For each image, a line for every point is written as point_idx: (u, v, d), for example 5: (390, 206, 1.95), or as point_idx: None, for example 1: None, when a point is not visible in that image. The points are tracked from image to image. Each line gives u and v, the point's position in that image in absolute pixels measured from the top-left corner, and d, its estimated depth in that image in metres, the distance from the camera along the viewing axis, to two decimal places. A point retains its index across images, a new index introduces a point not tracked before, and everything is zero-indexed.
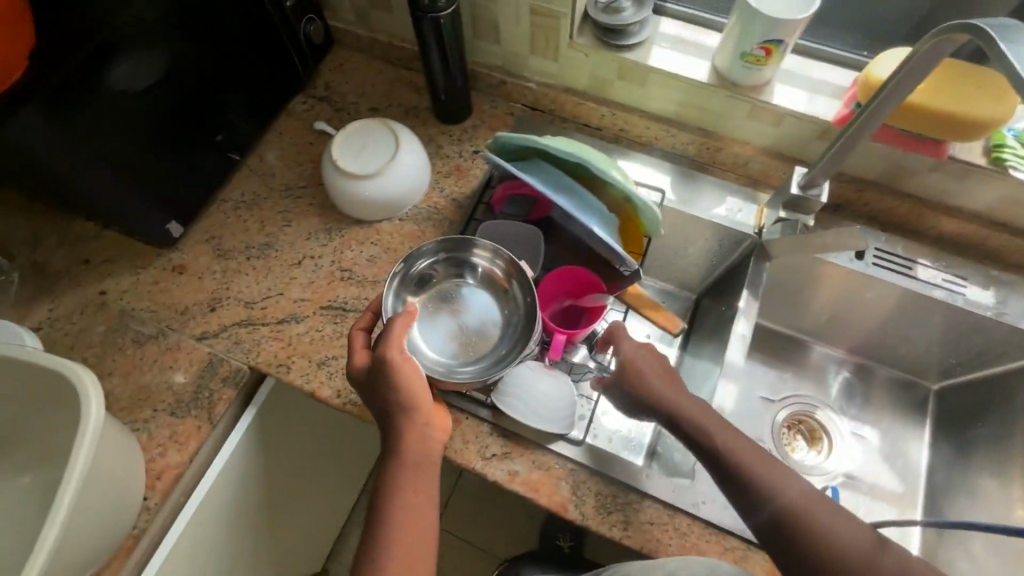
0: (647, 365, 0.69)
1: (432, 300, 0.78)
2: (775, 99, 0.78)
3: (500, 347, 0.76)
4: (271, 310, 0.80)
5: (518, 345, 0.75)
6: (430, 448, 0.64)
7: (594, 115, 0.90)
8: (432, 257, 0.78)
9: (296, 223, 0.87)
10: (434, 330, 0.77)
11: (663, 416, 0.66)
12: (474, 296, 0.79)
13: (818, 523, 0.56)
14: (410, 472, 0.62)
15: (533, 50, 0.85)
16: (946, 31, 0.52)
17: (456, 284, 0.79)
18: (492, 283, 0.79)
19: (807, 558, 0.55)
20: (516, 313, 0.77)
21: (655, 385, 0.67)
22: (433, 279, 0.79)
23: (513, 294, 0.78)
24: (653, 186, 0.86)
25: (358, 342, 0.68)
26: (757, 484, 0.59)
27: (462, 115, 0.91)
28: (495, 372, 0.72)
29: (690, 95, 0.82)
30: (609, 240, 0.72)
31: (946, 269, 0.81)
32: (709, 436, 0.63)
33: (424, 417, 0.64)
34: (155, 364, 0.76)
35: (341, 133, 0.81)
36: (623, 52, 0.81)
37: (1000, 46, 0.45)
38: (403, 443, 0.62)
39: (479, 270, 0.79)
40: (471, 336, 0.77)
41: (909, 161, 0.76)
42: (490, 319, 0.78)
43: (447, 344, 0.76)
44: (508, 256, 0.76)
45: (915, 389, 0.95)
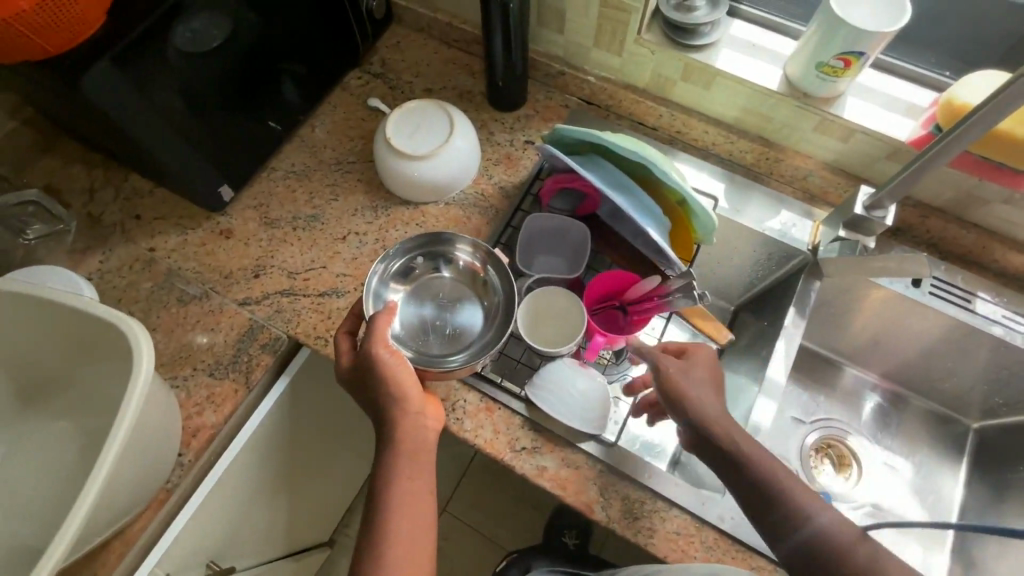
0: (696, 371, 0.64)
1: (413, 295, 0.77)
2: (845, 113, 0.75)
3: (483, 336, 0.74)
4: (313, 282, 0.80)
5: (499, 329, 0.73)
6: (424, 437, 0.63)
7: (651, 114, 0.87)
8: (407, 253, 0.77)
9: (343, 197, 0.87)
10: (416, 323, 0.75)
11: (697, 424, 0.61)
12: (452, 290, 0.78)
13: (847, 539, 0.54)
14: (407, 458, 0.61)
15: (598, 43, 0.84)
16: None
17: (436, 279, 0.78)
18: (472, 277, 0.78)
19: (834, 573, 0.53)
20: (497, 301, 0.76)
21: (699, 395, 0.62)
22: (412, 274, 0.78)
23: (490, 281, 0.76)
24: (705, 192, 0.83)
25: (343, 345, 0.67)
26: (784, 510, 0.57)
27: (516, 103, 0.90)
28: (482, 356, 0.70)
29: (754, 103, 0.79)
30: (662, 243, 0.72)
31: (1006, 305, 0.78)
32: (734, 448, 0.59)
33: (415, 407, 0.63)
34: (198, 324, 0.78)
35: (397, 112, 0.81)
36: (691, 52, 0.79)
37: None
38: (398, 431, 0.62)
39: (459, 264, 0.78)
40: (453, 329, 0.75)
41: (982, 190, 0.73)
42: (472, 313, 0.76)
43: (429, 337, 0.74)
44: (484, 246, 0.76)
45: (954, 424, 0.92)
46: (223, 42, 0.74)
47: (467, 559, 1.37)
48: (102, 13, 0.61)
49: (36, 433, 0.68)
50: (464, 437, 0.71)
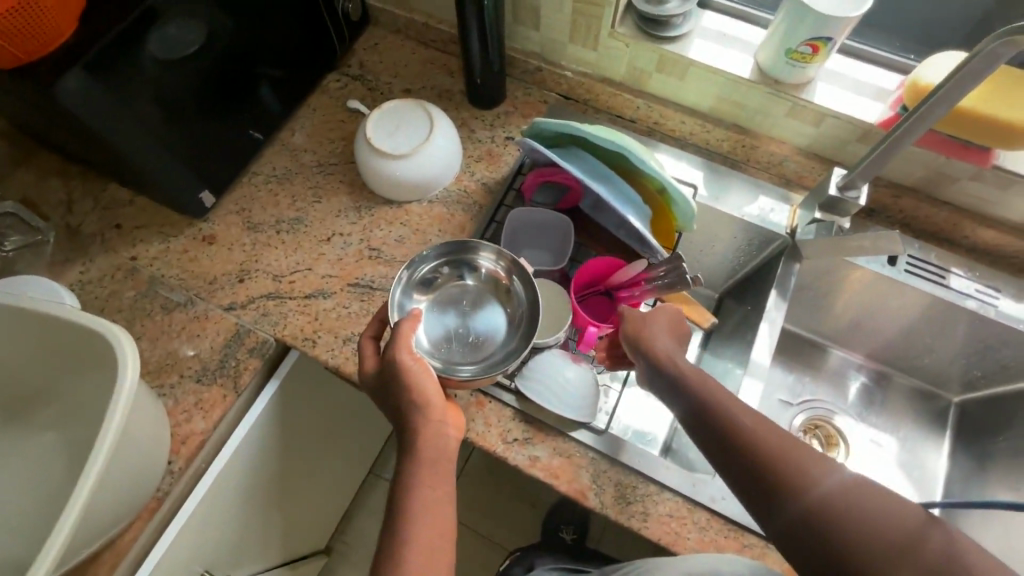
0: (658, 327, 0.66)
1: (437, 303, 0.77)
2: (816, 98, 0.77)
3: (506, 346, 0.73)
4: (299, 285, 0.80)
5: (520, 340, 0.72)
6: (445, 446, 0.61)
7: (628, 107, 0.89)
8: (433, 261, 0.76)
9: (326, 199, 0.87)
10: (440, 331, 0.75)
11: (672, 382, 0.60)
12: (477, 298, 0.77)
13: (846, 502, 0.48)
14: (426, 467, 0.60)
15: (572, 38, 0.85)
16: (1010, 34, 0.51)
17: (460, 286, 0.78)
18: (496, 285, 0.77)
19: (831, 541, 0.47)
20: (519, 310, 0.75)
21: (666, 347, 0.63)
22: (436, 281, 0.77)
23: (514, 290, 0.76)
24: (684, 181, 0.85)
25: (367, 350, 0.68)
26: (771, 471, 0.52)
27: (496, 100, 0.91)
28: (500, 368, 0.69)
29: (728, 92, 0.81)
30: (644, 231, 0.73)
31: (978, 279, 0.80)
32: (710, 406, 0.57)
33: (438, 414, 0.62)
34: (183, 332, 0.77)
35: (377, 113, 0.81)
36: (664, 43, 0.80)
37: None
38: (422, 441, 0.61)
39: (483, 271, 0.77)
40: (477, 337, 0.75)
41: (951, 168, 0.75)
42: (495, 322, 0.76)
43: (452, 346, 0.74)
44: (509, 254, 0.75)
45: (936, 399, 0.94)
46: (200, 49, 0.74)
47: (466, 559, 1.36)
48: (74, 20, 0.60)
49: (19, 447, 0.67)
50: None
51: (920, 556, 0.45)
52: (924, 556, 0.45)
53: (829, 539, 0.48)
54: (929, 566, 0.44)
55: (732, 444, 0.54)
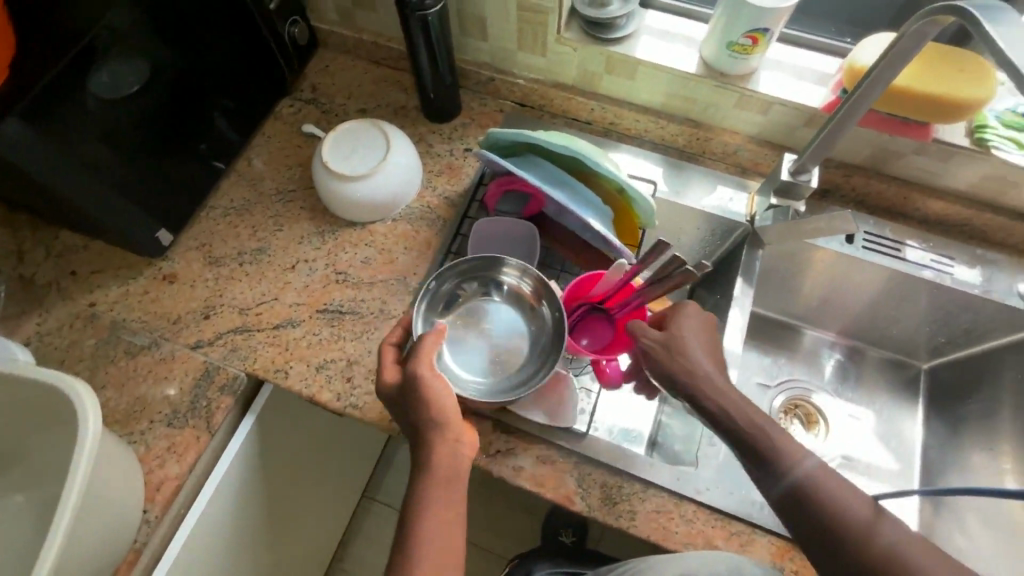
0: (684, 343, 0.65)
1: (462, 317, 0.77)
2: (761, 87, 0.78)
3: (529, 366, 0.74)
4: (266, 316, 0.79)
5: (546, 362, 0.73)
6: (460, 465, 0.61)
7: (582, 110, 0.90)
8: (458, 276, 0.77)
9: (287, 226, 0.85)
10: (461, 347, 0.75)
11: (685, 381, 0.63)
12: (502, 314, 0.78)
13: (830, 488, 0.55)
14: (440, 487, 0.59)
15: (521, 46, 0.86)
16: (931, 14, 0.52)
17: (486, 302, 0.78)
18: (520, 303, 0.77)
19: (811, 516, 0.54)
20: (545, 332, 0.75)
21: (688, 353, 0.64)
22: (461, 297, 0.77)
23: (542, 312, 0.76)
24: (644, 178, 0.86)
25: (388, 358, 0.67)
26: (765, 453, 0.58)
27: (451, 113, 0.91)
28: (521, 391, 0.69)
29: (677, 88, 0.82)
30: (606, 233, 0.73)
31: (932, 249, 0.82)
32: (716, 398, 0.61)
33: (454, 434, 0.61)
34: (150, 376, 0.75)
35: (331, 135, 0.81)
36: (610, 45, 0.81)
37: (984, 27, 0.45)
38: (435, 461, 0.60)
39: (508, 289, 0.78)
40: (501, 354, 0.75)
41: (895, 145, 0.77)
42: (520, 340, 0.76)
43: (475, 362, 0.75)
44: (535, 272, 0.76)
45: (907, 368, 0.96)
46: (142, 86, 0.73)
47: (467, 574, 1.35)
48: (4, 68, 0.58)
49: None
50: None
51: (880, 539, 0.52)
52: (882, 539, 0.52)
53: (809, 515, 0.54)
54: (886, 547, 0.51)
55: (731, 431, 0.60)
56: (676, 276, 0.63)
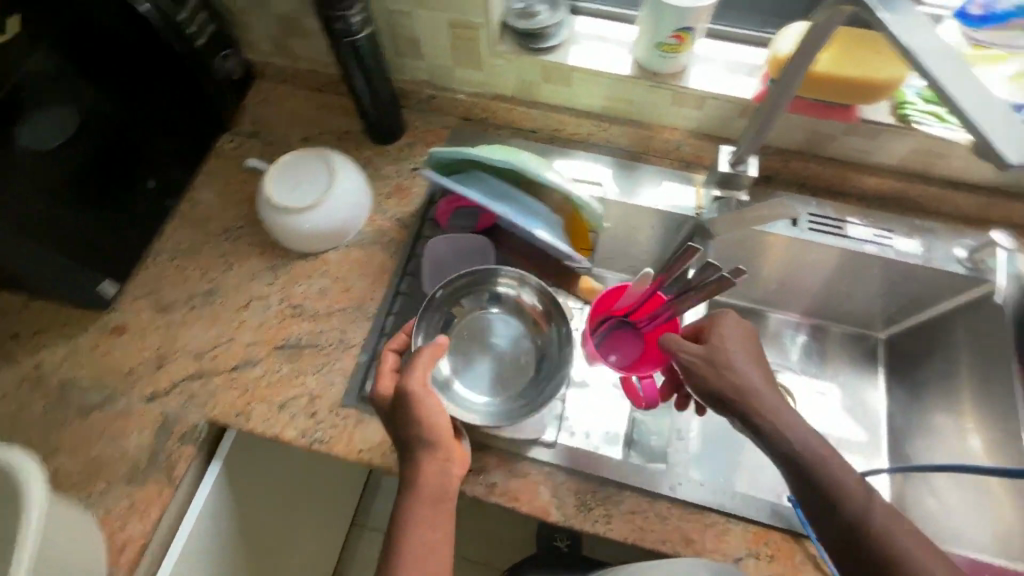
0: (727, 353, 0.64)
1: (468, 330, 0.79)
2: (692, 83, 0.79)
3: (534, 382, 0.76)
4: (223, 359, 0.77)
5: (549, 378, 0.75)
6: (449, 484, 0.61)
7: (525, 119, 0.90)
8: (461, 291, 0.78)
9: (238, 264, 0.83)
10: (461, 358, 0.78)
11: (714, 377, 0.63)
12: (508, 328, 0.80)
13: (831, 471, 0.56)
14: (427, 505, 0.59)
15: (456, 63, 0.86)
16: (834, 4, 0.54)
17: (491, 315, 0.80)
18: (524, 317, 0.79)
19: (814, 494, 0.56)
20: (549, 347, 0.78)
21: (729, 359, 0.63)
22: (466, 311, 0.79)
23: (546, 327, 0.78)
24: (591, 181, 0.87)
25: (387, 365, 0.66)
26: (772, 433, 0.59)
27: (395, 133, 0.91)
28: (522, 412, 0.72)
29: (613, 90, 0.83)
30: (557, 243, 0.73)
31: (873, 223, 0.84)
32: (737, 390, 0.61)
33: (444, 453, 0.61)
34: (105, 434, 0.73)
35: (275, 168, 0.80)
36: (544, 54, 0.81)
37: (880, 15, 0.47)
38: (422, 480, 0.60)
39: (511, 303, 0.79)
40: (506, 368, 0.78)
41: (826, 128, 0.79)
42: (524, 354, 0.79)
43: (481, 375, 0.77)
44: (540, 284, 0.77)
45: (866, 339, 0.99)
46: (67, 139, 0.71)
47: None
48: None
49: None
50: None
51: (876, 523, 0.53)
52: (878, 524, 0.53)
53: (813, 493, 0.56)
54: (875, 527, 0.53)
55: (745, 416, 0.61)
56: (713, 282, 0.63)
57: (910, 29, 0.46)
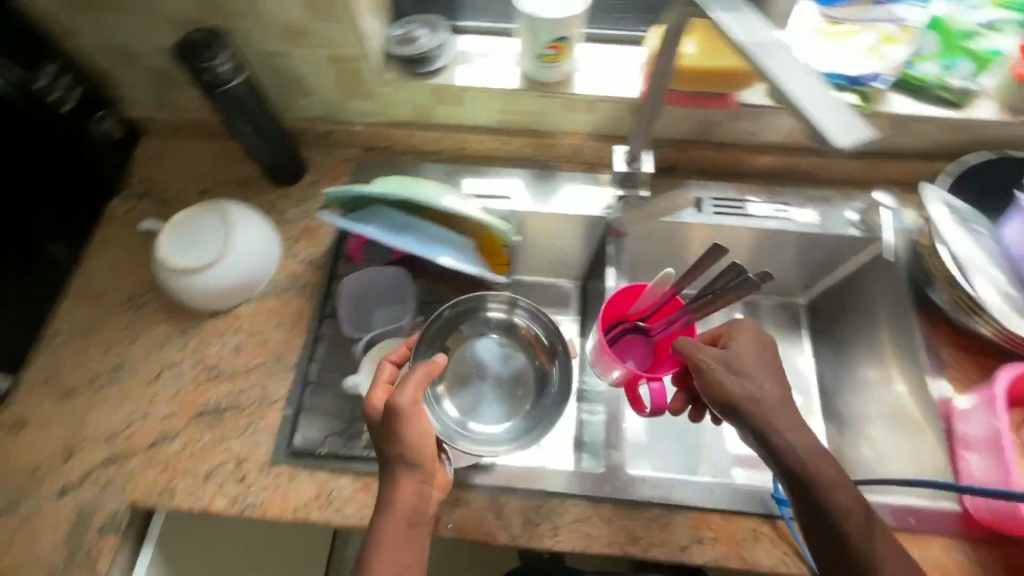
0: (744, 361, 0.62)
1: (469, 357, 0.80)
2: (578, 89, 0.80)
3: (533, 408, 0.78)
4: (137, 437, 0.73)
5: (549, 407, 0.77)
6: (425, 506, 0.60)
7: (427, 142, 0.90)
8: (460, 318, 0.80)
9: (144, 334, 0.79)
10: (461, 385, 0.79)
11: (729, 390, 0.60)
12: (509, 354, 0.81)
13: (839, 494, 0.56)
14: (400, 529, 0.57)
15: (345, 95, 0.84)
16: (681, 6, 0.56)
17: (494, 340, 0.81)
18: (523, 344, 0.81)
19: (822, 517, 0.55)
20: (549, 375, 0.79)
21: (745, 373, 0.61)
22: (467, 338, 0.81)
23: (546, 355, 0.80)
24: (497, 196, 0.86)
25: (385, 375, 0.65)
26: (785, 453, 0.57)
27: (296, 174, 0.88)
28: (524, 438, 0.74)
29: (506, 104, 0.83)
30: (466, 267, 0.73)
31: (771, 199, 0.86)
32: (751, 404, 0.59)
33: (426, 473, 0.60)
34: (14, 541, 0.67)
35: (168, 229, 0.76)
36: (431, 78, 0.81)
37: (714, 13, 0.49)
38: (398, 504, 0.58)
39: (511, 328, 0.81)
40: (508, 393, 0.79)
41: (712, 115, 0.82)
42: (526, 380, 0.80)
43: (482, 401, 0.79)
44: (534, 306, 0.79)
45: (790, 307, 0.97)
46: None
47: None
48: None
49: None
50: (351, 525, 0.67)
51: (876, 547, 0.54)
52: (878, 548, 0.54)
53: (819, 514, 0.56)
54: (872, 548, 0.54)
55: (757, 432, 0.59)
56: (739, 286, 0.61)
57: (741, 26, 0.48)
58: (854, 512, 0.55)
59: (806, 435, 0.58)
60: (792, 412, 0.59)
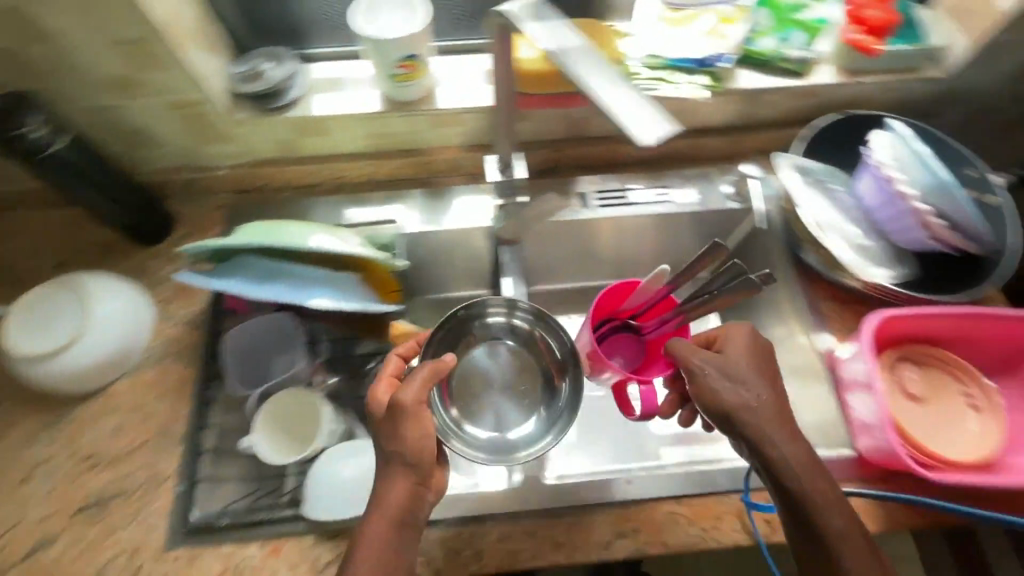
0: (742, 367, 0.59)
1: (475, 365, 0.75)
2: (441, 104, 0.79)
3: (550, 410, 0.73)
4: (11, 549, 0.65)
5: (562, 406, 0.72)
6: (419, 507, 0.56)
7: (302, 176, 0.86)
8: (459, 324, 0.74)
9: (7, 433, 0.72)
10: (469, 396, 0.74)
11: (723, 402, 0.57)
12: (515, 357, 0.76)
13: (836, 516, 0.54)
14: (395, 529, 0.54)
15: (199, 141, 0.79)
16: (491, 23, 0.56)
17: (496, 344, 0.76)
18: (527, 344, 0.76)
19: (819, 538, 0.54)
20: (560, 371, 0.74)
21: (737, 383, 0.58)
22: (471, 345, 0.75)
23: (553, 352, 0.74)
24: (384, 221, 0.84)
25: (388, 372, 0.63)
26: (785, 474, 0.55)
27: (161, 230, 0.82)
28: (546, 439, 0.70)
29: (372, 128, 0.81)
30: (348, 304, 0.69)
31: (652, 185, 0.88)
32: (746, 419, 0.56)
33: (421, 476, 0.56)
34: None
35: (15, 314, 0.70)
36: (285, 112, 0.77)
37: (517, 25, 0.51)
38: (391, 505, 0.54)
39: (512, 328, 0.76)
40: (521, 398, 0.75)
41: (578, 112, 0.83)
42: (540, 381, 0.76)
43: (497, 413, 0.74)
44: (534, 305, 0.74)
45: None
46: None
47: None
48: None
49: None
50: None
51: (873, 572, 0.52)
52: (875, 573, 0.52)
53: (817, 536, 0.54)
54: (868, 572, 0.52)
55: (754, 447, 0.56)
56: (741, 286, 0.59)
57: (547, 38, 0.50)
58: (852, 535, 0.53)
59: (805, 452, 0.56)
60: (792, 427, 0.56)
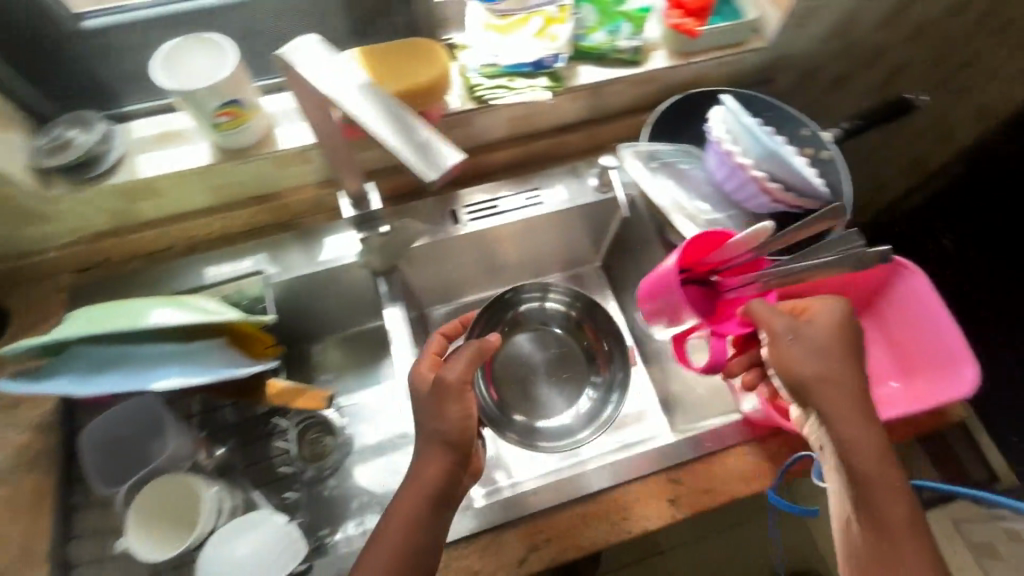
0: (825, 341, 0.57)
1: (525, 350, 0.87)
2: (282, 144, 0.75)
3: (599, 384, 0.84)
4: None
5: (609, 379, 0.84)
6: (453, 484, 0.57)
7: (149, 242, 0.80)
8: (502, 316, 0.85)
9: None
10: (517, 384, 0.84)
11: (803, 375, 0.57)
12: (558, 340, 0.88)
13: (899, 508, 0.54)
14: (432, 505, 0.56)
15: (14, 226, 0.72)
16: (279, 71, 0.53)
17: (541, 329, 0.88)
18: (569, 328, 0.88)
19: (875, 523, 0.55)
20: (604, 349, 0.86)
21: (823, 359, 0.57)
22: (516, 334, 0.87)
23: (596, 335, 0.86)
24: (244, 272, 0.78)
25: (431, 350, 0.66)
26: (857, 458, 0.55)
27: None
28: (603, 410, 0.81)
29: (212, 181, 0.76)
30: (207, 375, 0.64)
31: (519, 188, 0.87)
32: (826, 394, 0.56)
33: (461, 460, 0.58)
34: None
35: None
36: (106, 179, 0.71)
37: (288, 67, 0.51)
38: (426, 482, 0.56)
39: (551, 313, 0.88)
40: (567, 376, 0.86)
41: None
42: (586, 359, 0.87)
43: (548, 396, 0.84)
44: (569, 288, 0.87)
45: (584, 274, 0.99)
46: None
47: None
48: None
49: None
50: None
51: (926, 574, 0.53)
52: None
53: (874, 517, 0.55)
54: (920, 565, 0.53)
55: (828, 422, 0.56)
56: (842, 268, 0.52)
57: (335, 89, 0.50)
58: (910, 529, 0.54)
59: (880, 440, 0.56)
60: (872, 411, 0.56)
